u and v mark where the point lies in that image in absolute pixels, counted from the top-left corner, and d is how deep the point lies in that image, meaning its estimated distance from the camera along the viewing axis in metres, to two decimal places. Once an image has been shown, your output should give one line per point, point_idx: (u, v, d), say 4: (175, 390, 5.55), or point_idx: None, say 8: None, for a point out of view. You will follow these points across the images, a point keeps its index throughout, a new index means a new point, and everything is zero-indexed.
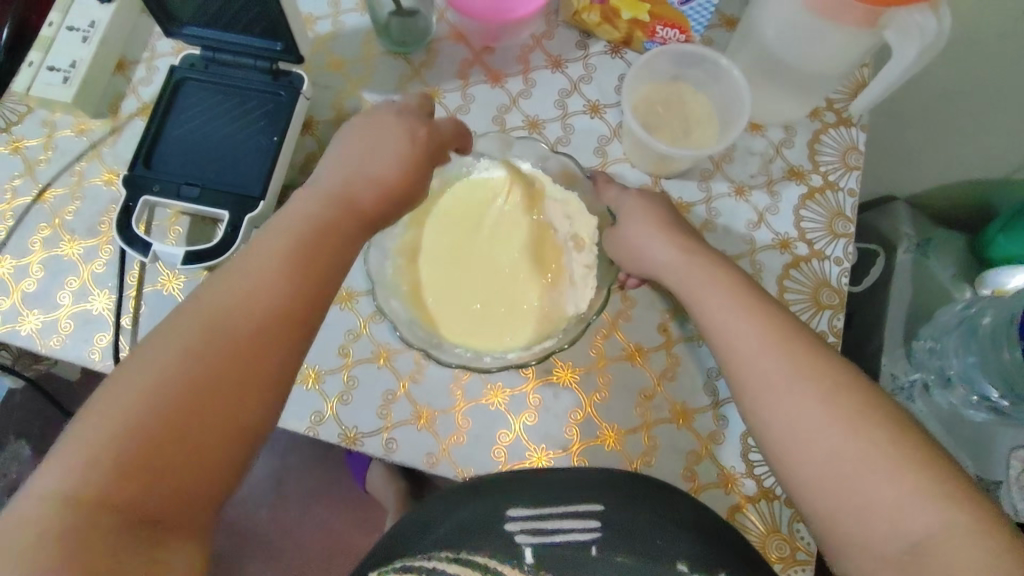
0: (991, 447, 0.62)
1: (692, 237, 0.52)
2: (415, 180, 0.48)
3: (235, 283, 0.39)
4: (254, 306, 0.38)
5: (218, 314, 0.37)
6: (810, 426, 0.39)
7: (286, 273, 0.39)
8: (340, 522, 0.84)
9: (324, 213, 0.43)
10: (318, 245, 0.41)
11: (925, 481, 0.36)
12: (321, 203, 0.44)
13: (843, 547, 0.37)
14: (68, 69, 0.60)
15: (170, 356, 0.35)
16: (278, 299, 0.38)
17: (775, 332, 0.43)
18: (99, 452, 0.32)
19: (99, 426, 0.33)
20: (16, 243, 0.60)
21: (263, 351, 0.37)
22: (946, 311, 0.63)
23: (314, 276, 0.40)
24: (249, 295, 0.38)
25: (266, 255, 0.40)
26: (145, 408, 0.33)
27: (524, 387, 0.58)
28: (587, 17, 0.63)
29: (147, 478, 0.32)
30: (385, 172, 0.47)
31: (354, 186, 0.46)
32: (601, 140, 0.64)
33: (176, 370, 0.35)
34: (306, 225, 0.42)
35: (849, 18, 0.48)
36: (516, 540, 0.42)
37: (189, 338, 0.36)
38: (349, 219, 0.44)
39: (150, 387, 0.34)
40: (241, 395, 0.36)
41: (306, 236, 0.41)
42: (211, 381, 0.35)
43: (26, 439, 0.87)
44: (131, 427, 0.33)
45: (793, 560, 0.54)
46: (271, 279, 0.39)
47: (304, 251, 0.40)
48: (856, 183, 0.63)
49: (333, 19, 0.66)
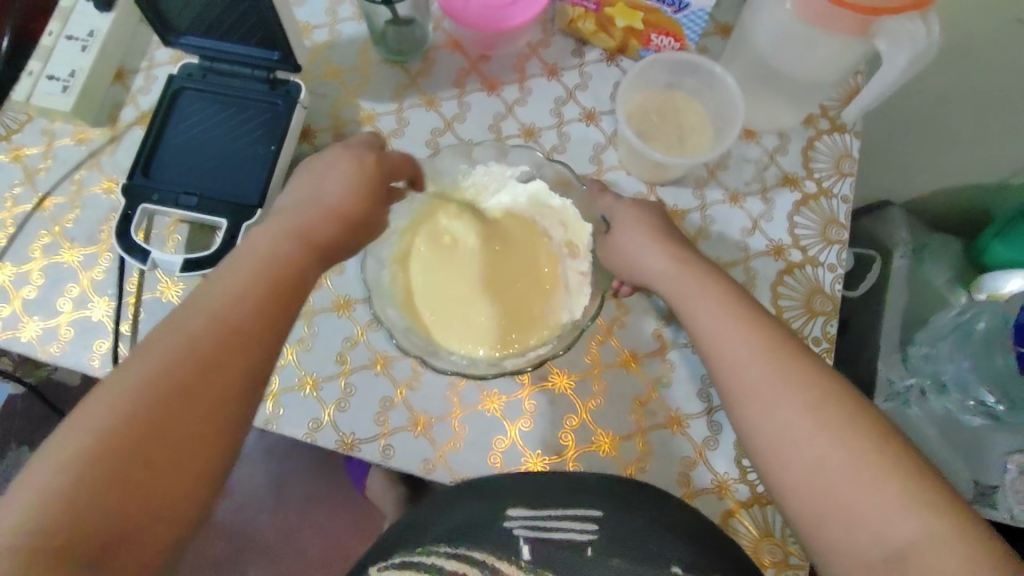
0: (987, 452, 0.63)
1: (684, 246, 0.53)
2: (368, 210, 0.50)
3: (214, 294, 0.40)
4: (237, 310, 0.39)
5: (201, 318, 0.38)
6: (799, 434, 0.40)
7: (248, 296, 0.40)
8: (339, 527, 0.85)
9: (284, 241, 0.44)
10: (279, 269, 0.42)
11: (911, 490, 0.36)
12: (281, 229, 0.45)
13: (829, 554, 0.38)
14: (67, 78, 0.60)
15: (131, 382, 0.34)
16: (259, 306, 0.40)
17: (767, 342, 0.44)
18: (82, 448, 0.32)
19: (78, 425, 0.32)
20: (16, 251, 0.61)
21: (228, 373, 0.37)
22: (942, 316, 0.64)
23: (276, 297, 0.41)
24: (211, 318, 0.38)
25: (227, 282, 0.40)
26: (128, 405, 0.34)
27: (520, 394, 0.59)
28: (582, 26, 0.63)
29: (107, 508, 0.31)
30: (343, 202, 0.49)
31: (313, 214, 0.47)
32: (595, 149, 0.64)
33: (138, 395, 0.34)
34: (283, 240, 0.45)
35: (841, 26, 0.49)
36: (514, 534, 0.43)
37: (152, 363, 0.35)
38: (310, 246, 0.45)
39: (110, 413, 0.33)
40: (207, 418, 0.35)
41: (265, 263, 0.42)
42: (174, 405, 0.34)
43: (27, 444, 0.88)
44: (89, 455, 0.31)
45: (786, 564, 0.55)
46: (233, 302, 0.39)
47: (265, 275, 0.41)
48: (849, 190, 0.63)
49: (329, 27, 0.66)
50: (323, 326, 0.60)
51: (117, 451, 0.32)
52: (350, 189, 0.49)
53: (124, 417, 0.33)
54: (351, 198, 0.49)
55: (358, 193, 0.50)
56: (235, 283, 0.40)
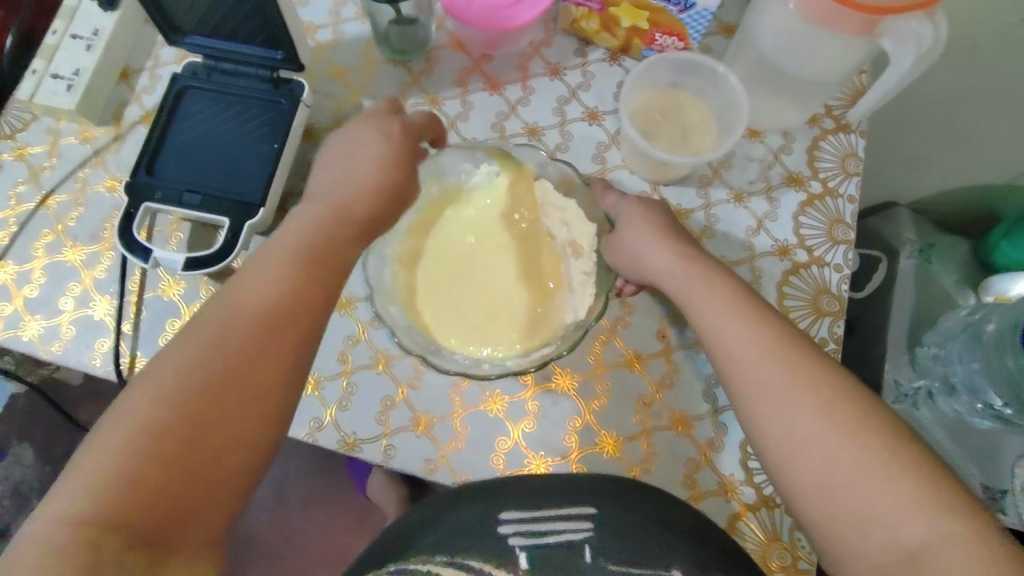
0: (999, 455, 0.62)
1: (687, 244, 0.53)
2: (400, 186, 0.50)
3: (244, 280, 0.41)
4: (263, 300, 0.40)
5: (231, 307, 0.39)
6: (809, 433, 0.39)
7: (284, 282, 0.41)
8: (339, 528, 0.84)
9: (315, 229, 0.44)
10: (316, 256, 0.43)
11: (922, 490, 0.36)
12: (318, 213, 0.45)
13: (838, 556, 0.37)
14: (72, 77, 0.61)
15: (171, 376, 0.36)
16: (283, 293, 0.40)
17: (774, 340, 0.43)
18: (127, 433, 0.34)
19: (127, 411, 0.35)
20: (20, 249, 0.61)
21: (264, 365, 0.38)
22: (951, 316, 0.63)
23: (312, 284, 0.42)
24: (252, 310, 0.39)
25: (265, 268, 0.41)
26: (164, 391, 0.36)
27: (523, 394, 0.58)
28: (585, 25, 0.63)
29: (155, 497, 0.33)
30: (377, 176, 0.48)
31: (348, 194, 0.47)
32: (599, 148, 0.64)
33: (177, 386, 0.36)
34: (310, 225, 0.44)
35: (847, 28, 0.48)
36: (509, 543, 0.42)
37: (193, 356, 0.37)
38: (345, 226, 0.45)
39: (165, 384, 0.36)
40: (246, 409, 0.37)
41: (301, 248, 0.43)
42: (214, 399, 0.36)
43: (28, 442, 0.87)
44: (133, 448, 0.34)
45: (794, 569, 0.54)
46: (271, 290, 0.40)
47: (300, 261, 0.42)
48: (855, 190, 0.63)
49: (333, 27, 0.66)
50: (325, 325, 0.60)
51: (160, 442, 0.34)
52: (380, 163, 0.48)
53: (164, 410, 0.35)
54: (381, 181, 0.48)
55: (388, 171, 0.48)
56: (276, 270, 0.41)
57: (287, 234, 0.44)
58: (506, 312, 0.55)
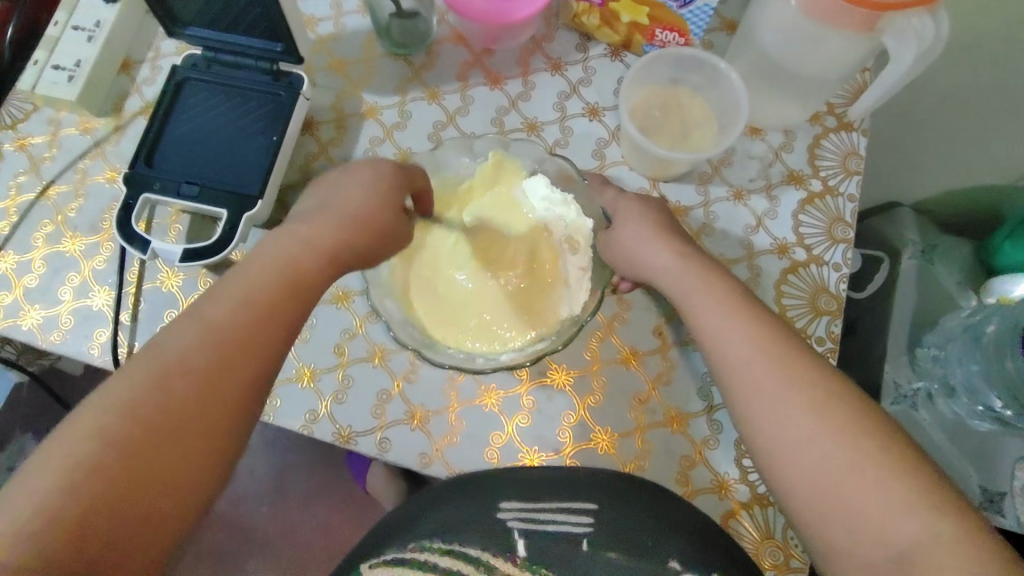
0: (997, 459, 0.62)
1: (685, 242, 0.52)
2: (390, 228, 0.48)
3: (221, 288, 0.38)
4: (241, 311, 0.37)
5: (207, 318, 0.36)
6: (801, 432, 0.39)
7: (248, 313, 0.37)
8: (339, 520, 0.84)
9: (297, 246, 0.42)
10: (285, 289, 0.40)
11: (916, 490, 0.35)
12: (293, 241, 0.42)
13: (828, 554, 0.37)
14: (73, 68, 0.61)
15: (132, 389, 0.33)
16: (258, 310, 0.38)
17: (768, 338, 0.43)
18: (87, 444, 0.31)
19: (87, 422, 0.32)
20: (20, 239, 0.61)
21: (217, 406, 0.35)
22: (952, 317, 0.63)
23: (276, 319, 0.38)
24: (207, 343, 0.35)
25: (230, 296, 0.38)
26: (131, 399, 0.33)
27: (518, 389, 0.58)
28: (586, 20, 0.63)
29: (91, 536, 0.30)
30: (363, 212, 0.46)
31: (327, 224, 0.44)
32: (599, 144, 0.64)
33: (144, 396, 0.33)
34: (285, 243, 0.42)
35: (846, 24, 0.48)
36: (508, 525, 0.42)
37: (142, 387, 0.33)
38: (319, 260, 0.42)
39: (130, 392, 0.33)
40: (199, 444, 0.34)
41: (270, 267, 0.40)
42: (159, 437, 0.33)
43: (32, 432, 0.87)
44: (91, 463, 0.31)
45: (786, 567, 0.54)
46: (235, 325, 0.37)
47: (273, 283, 0.39)
48: (856, 189, 0.62)
49: (334, 20, 0.66)
50: (322, 318, 0.60)
51: (104, 474, 0.31)
52: (366, 206, 0.47)
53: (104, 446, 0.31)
54: (371, 206, 0.47)
55: (378, 199, 0.47)
56: (238, 300, 0.38)
57: (258, 262, 0.40)
58: (496, 317, 0.55)
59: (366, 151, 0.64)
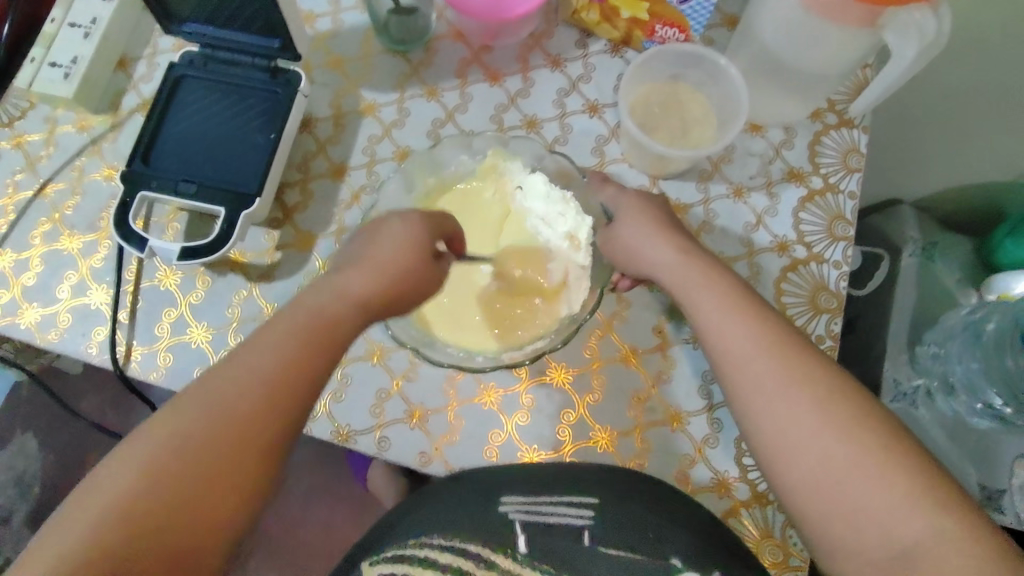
0: (997, 456, 0.62)
1: (686, 239, 0.52)
2: (422, 278, 0.48)
3: (262, 333, 0.40)
4: (278, 359, 0.39)
5: (244, 367, 0.38)
6: (804, 430, 0.39)
7: (285, 362, 0.39)
8: (340, 519, 0.84)
9: (324, 300, 0.43)
10: (317, 340, 0.40)
11: (919, 487, 0.35)
12: (322, 291, 0.44)
13: (831, 552, 0.37)
14: (69, 65, 0.60)
15: (183, 425, 0.35)
16: (294, 357, 0.39)
17: (770, 335, 0.43)
18: (134, 474, 0.33)
19: (136, 453, 0.34)
20: (17, 237, 0.61)
21: (249, 453, 0.36)
22: (952, 315, 0.62)
23: (307, 366, 0.40)
24: (247, 393, 0.37)
25: (264, 348, 0.39)
26: (176, 435, 0.35)
27: (517, 387, 0.58)
28: (586, 16, 0.63)
29: (140, 555, 0.32)
30: (392, 259, 0.46)
31: (351, 275, 0.45)
32: (598, 141, 0.63)
33: (190, 432, 0.35)
34: (319, 296, 0.43)
35: (847, 19, 0.47)
36: (509, 517, 0.42)
37: (175, 437, 0.35)
38: (347, 307, 0.43)
39: (179, 427, 0.35)
40: (238, 475, 0.36)
41: (305, 318, 0.41)
42: (194, 486, 0.34)
43: (32, 431, 0.87)
44: (141, 490, 0.33)
45: (786, 565, 0.54)
46: (269, 370, 0.38)
47: (308, 333, 0.40)
48: (856, 186, 0.62)
49: (332, 16, 0.66)
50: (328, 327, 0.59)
51: (152, 500, 0.33)
52: (398, 255, 0.46)
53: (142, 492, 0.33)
54: (400, 256, 0.47)
55: (408, 249, 0.47)
56: (272, 352, 0.39)
57: (290, 314, 0.41)
58: (495, 318, 0.55)
59: (364, 149, 0.63)
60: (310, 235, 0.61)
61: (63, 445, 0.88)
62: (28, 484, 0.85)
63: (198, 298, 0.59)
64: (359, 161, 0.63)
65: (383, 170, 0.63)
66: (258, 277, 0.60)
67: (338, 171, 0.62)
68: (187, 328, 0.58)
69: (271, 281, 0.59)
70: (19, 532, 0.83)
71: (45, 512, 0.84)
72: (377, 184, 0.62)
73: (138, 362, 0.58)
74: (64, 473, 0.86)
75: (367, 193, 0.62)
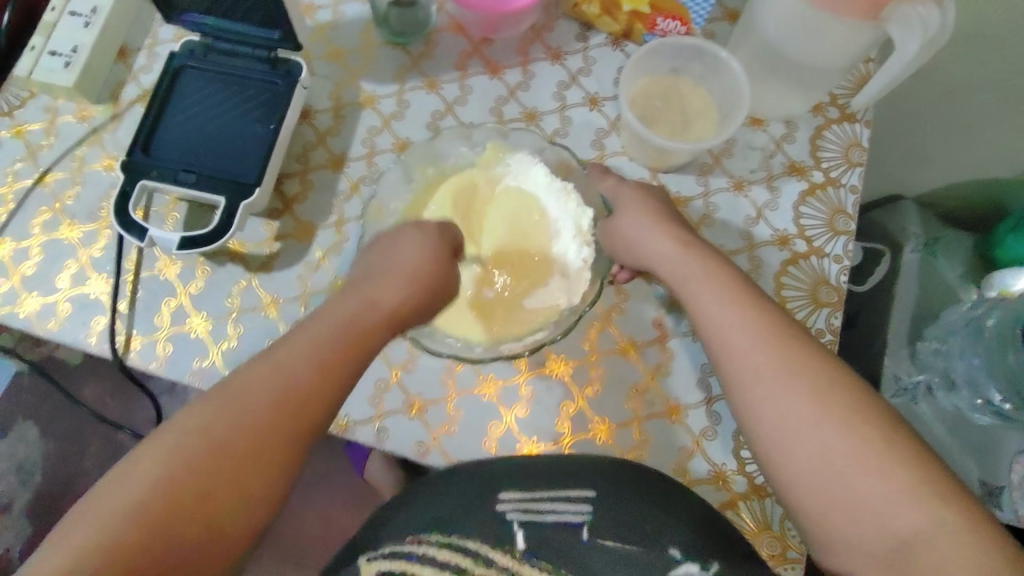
0: (996, 453, 0.62)
1: (685, 231, 0.52)
2: (435, 285, 0.50)
3: (299, 335, 0.42)
4: (313, 361, 0.40)
5: (283, 363, 0.40)
6: (803, 421, 0.39)
7: (320, 372, 0.40)
8: (338, 512, 0.84)
9: (360, 311, 0.45)
10: (339, 347, 0.42)
11: (920, 480, 0.35)
12: (355, 301, 0.46)
13: (826, 543, 0.38)
14: (70, 54, 0.60)
15: (217, 413, 0.37)
16: (330, 362, 0.41)
17: (769, 327, 0.43)
18: (165, 458, 0.34)
19: (168, 439, 0.35)
20: (17, 226, 0.61)
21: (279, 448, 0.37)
22: (953, 311, 0.62)
23: (338, 374, 0.41)
24: (285, 388, 0.38)
25: (298, 353, 0.40)
26: (208, 423, 0.36)
27: (517, 378, 0.58)
28: (586, 9, 0.62)
29: (164, 534, 0.32)
30: (416, 266, 0.49)
31: (380, 285, 0.48)
32: (598, 133, 0.63)
33: (223, 421, 0.36)
34: (353, 305, 0.46)
35: (850, 11, 0.47)
36: (508, 518, 0.42)
37: (211, 429, 0.36)
38: (374, 314, 0.46)
39: (211, 415, 0.36)
40: (264, 466, 0.36)
41: (341, 326, 0.43)
42: (223, 479, 0.35)
43: (32, 421, 0.87)
44: (169, 471, 0.34)
45: (784, 558, 0.54)
46: (305, 371, 0.39)
47: (341, 342, 0.42)
48: (857, 181, 0.62)
49: (333, 8, 0.66)
50: None
51: (180, 482, 0.34)
52: (423, 261, 0.49)
53: (170, 483, 0.34)
54: (422, 262, 0.49)
55: (432, 261, 0.50)
56: (300, 358, 0.40)
57: (315, 326, 0.43)
58: (494, 309, 0.55)
59: (364, 140, 0.63)
60: (310, 226, 0.61)
61: (62, 437, 0.87)
62: (28, 473, 0.86)
63: (197, 288, 0.59)
64: (359, 152, 0.63)
65: (383, 162, 0.63)
66: (257, 267, 0.60)
67: (337, 163, 0.62)
68: (187, 318, 0.58)
69: (271, 272, 0.59)
70: (19, 521, 0.83)
71: (46, 501, 0.85)
72: (376, 175, 0.62)
73: (138, 352, 0.58)
74: (63, 465, 0.86)
75: (367, 184, 0.62)
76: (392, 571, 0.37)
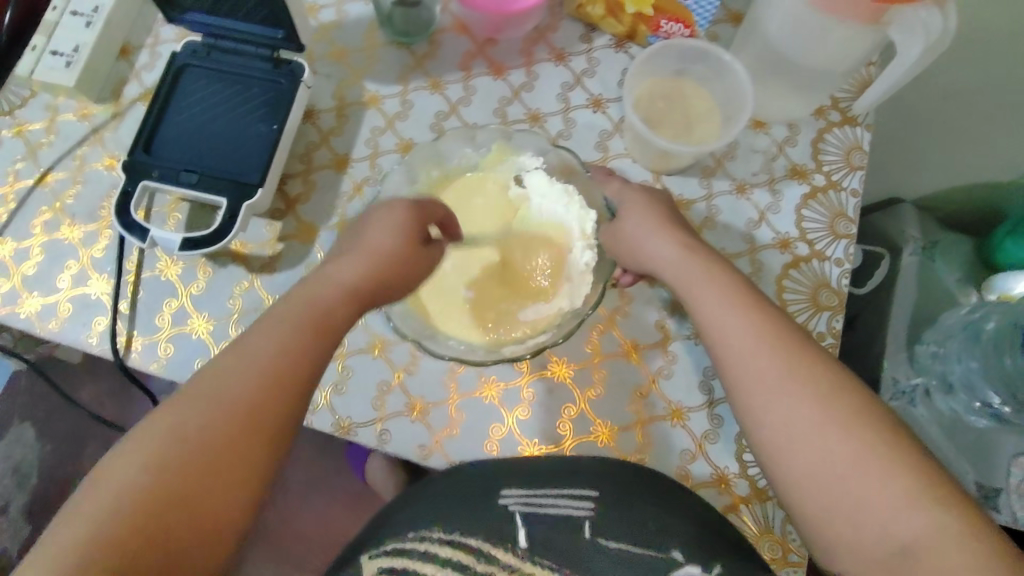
0: (993, 455, 0.62)
1: (689, 235, 0.52)
2: (404, 265, 0.49)
3: (272, 316, 0.42)
4: (282, 343, 0.40)
5: (252, 346, 0.39)
6: (807, 426, 0.39)
7: (288, 348, 0.40)
8: (338, 511, 0.84)
9: (329, 292, 0.44)
10: (313, 329, 0.41)
11: (922, 485, 0.35)
12: (325, 280, 0.46)
13: (830, 548, 0.38)
14: (71, 53, 0.60)
15: (201, 400, 0.36)
16: (300, 338, 0.40)
17: (774, 332, 0.43)
18: (153, 450, 0.34)
19: (156, 428, 0.35)
20: (18, 225, 0.60)
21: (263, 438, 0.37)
22: (952, 314, 0.63)
23: (307, 351, 0.40)
24: (257, 372, 0.38)
25: (273, 330, 0.40)
26: (194, 413, 0.36)
27: (519, 381, 0.58)
28: (590, 11, 0.62)
29: (151, 525, 0.32)
30: (380, 246, 0.48)
31: (353, 266, 0.47)
32: (601, 135, 0.63)
33: (208, 410, 0.36)
34: (324, 285, 0.45)
35: (854, 14, 0.47)
36: (510, 509, 0.42)
37: (194, 418, 0.36)
38: (347, 295, 0.45)
39: (193, 406, 0.36)
40: (252, 454, 0.36)
41: (308, 303, 0.43)
42: (209, 467, 0.35)
43: (30, 421, 0.87)
44: (161, 460, 0.34)
45: (784, 561, 0.54)
46: (278, 352, 0.39)
47: (310, 321, 0.42)
48: (859, 184, 0.62)
49: (336, 8, 0.66)
50: (359, 367, 0.58)
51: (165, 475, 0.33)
52: (393, 245, 0.48)
53: (156, 470, 0.33)
54: (391, 243, 0.48)
55: (395, 236, 0.49)
56: (277, 338, 0.40)
57: (286, 306, 0.43)
58: (497, 312, 0.55)
59: (367, 140, 0.63)
60: (312, 227, 0.61)
61: (60, 436, 0.87)
62: (25, 475, 0.85)
63: (199, 289, 0.59)
64: (362, 153, 0.63)
65: (386, 162, 0.62)
66: (259, 268, 0.59)
67: (340, 164, 0.62)
68: (188, 319, 0.58)
69: (273, 273, 0.59)
70: (17, 523, 0.83)
71: (43, 501, 0.85)
72: (379, 176, 0.62)
73: (139, 352, 0.58)
74: (62, 465, 0.86)
75: (370, 185, 0.62)
76: (394, 569, 0.37)
